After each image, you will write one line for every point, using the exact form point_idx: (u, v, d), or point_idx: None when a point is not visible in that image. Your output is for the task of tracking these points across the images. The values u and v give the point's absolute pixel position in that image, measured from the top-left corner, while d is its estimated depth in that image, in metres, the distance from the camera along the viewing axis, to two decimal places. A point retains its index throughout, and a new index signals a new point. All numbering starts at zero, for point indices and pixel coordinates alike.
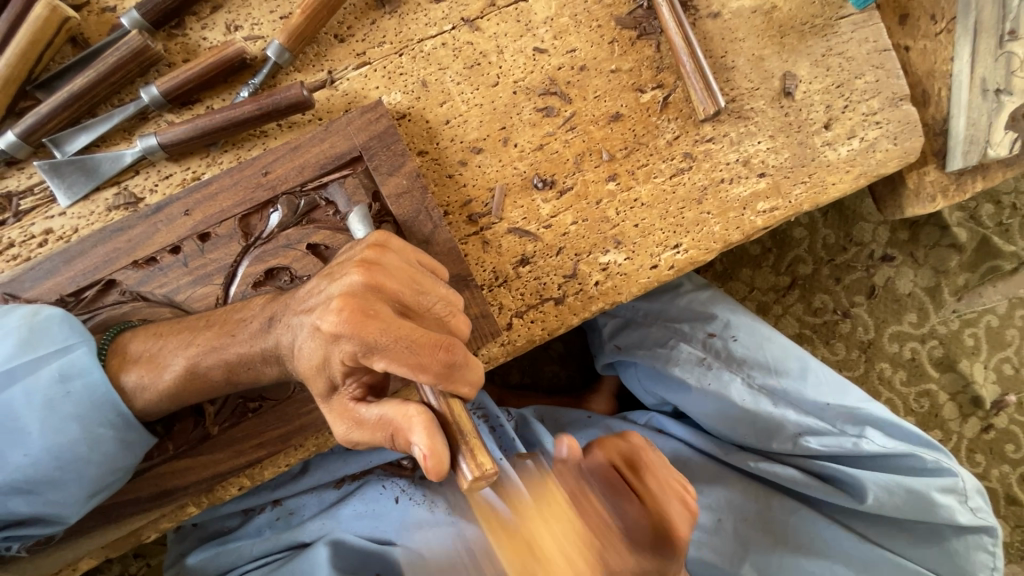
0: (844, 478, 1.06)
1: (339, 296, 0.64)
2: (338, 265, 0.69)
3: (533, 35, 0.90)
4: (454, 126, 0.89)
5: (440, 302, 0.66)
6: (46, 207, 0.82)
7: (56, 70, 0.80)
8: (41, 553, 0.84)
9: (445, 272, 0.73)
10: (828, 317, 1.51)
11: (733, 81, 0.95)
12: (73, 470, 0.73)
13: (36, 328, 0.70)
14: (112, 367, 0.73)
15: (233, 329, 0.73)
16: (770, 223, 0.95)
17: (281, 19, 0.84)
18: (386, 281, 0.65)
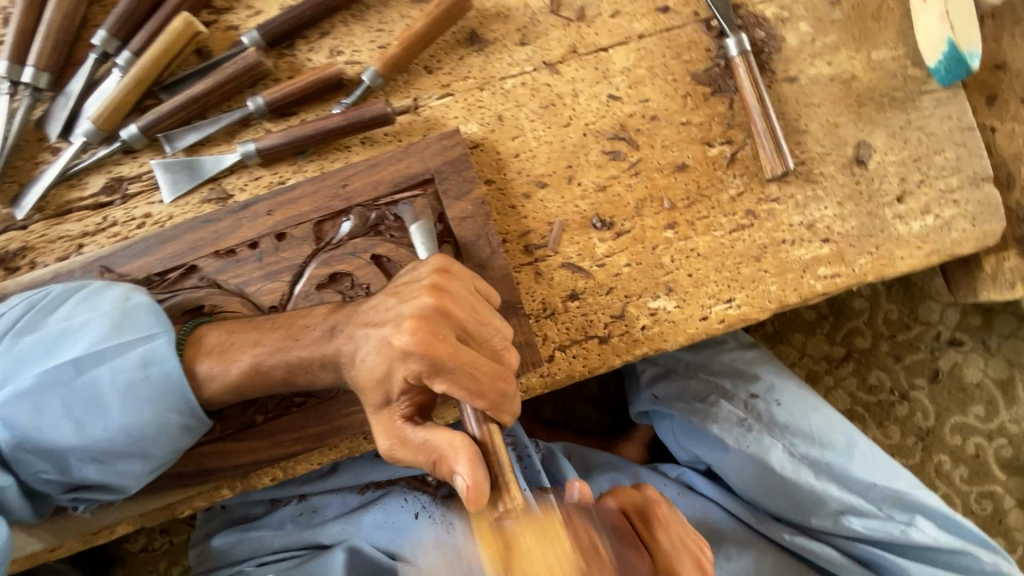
0: (888, 565, 1.00)
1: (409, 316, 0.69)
2: (403, 284, 0.74)
3: (609, 83, 0.94)
4: (522, 160, 0.93)
5: (496, 335, 0.72)
6: (148, 193, 0.90)
7: (180, 75, 0.89)
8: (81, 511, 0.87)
9: (497, 298, 0.77)
10: (883, 396, 1.46)
11: (805, 144, 0.95)
12: (143, 444, 0.78)
13: (127, 313, 0.76)
14: (189, 357, 0.78)
15: (296, 333, 0.78)
16: (830, 289, 0.93)
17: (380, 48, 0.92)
18: (453, 307, 0.70)
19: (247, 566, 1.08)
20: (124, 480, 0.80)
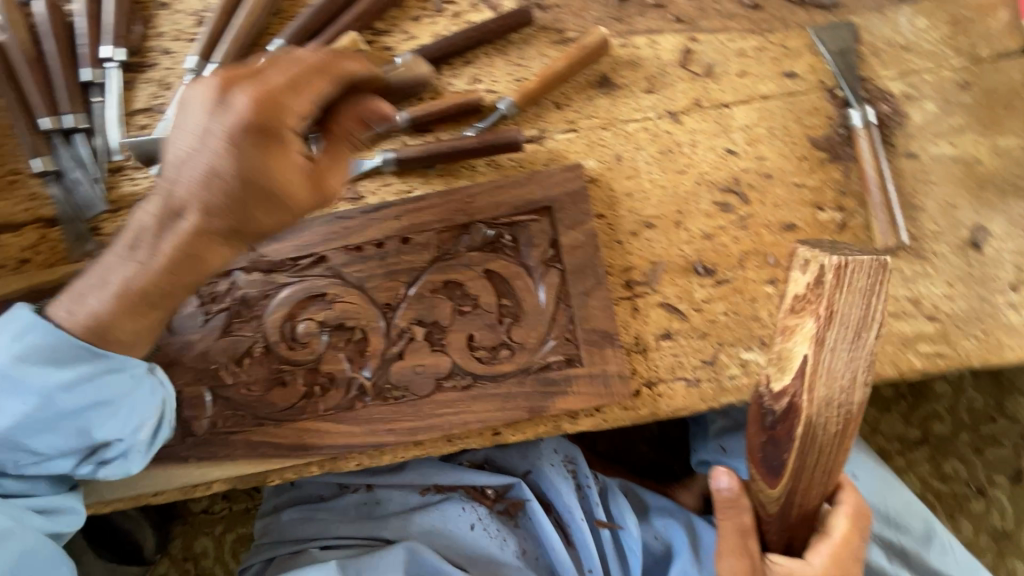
0: None
1: (292, 150, 0.73)
2: (213, 114, 0.71)
3: (728, 137, 0.98)
4: (634, 199, 0.97)
5: (278, 86, 0.72)
6: None
7: None
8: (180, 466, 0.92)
9: (267, 69, 0.73)
10: (958, 488, 1.40)
11: (919, 221, 0.95)
12: (93, 393, 0.78)
13: (7, 323, 0.77)
14: (45, 314, 0.78)
15: (270, 145, 0.71)
16: (930, 368, 0.92)
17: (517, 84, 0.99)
18: (260, 88, 0.71)
19: (312, 546, 1.13)
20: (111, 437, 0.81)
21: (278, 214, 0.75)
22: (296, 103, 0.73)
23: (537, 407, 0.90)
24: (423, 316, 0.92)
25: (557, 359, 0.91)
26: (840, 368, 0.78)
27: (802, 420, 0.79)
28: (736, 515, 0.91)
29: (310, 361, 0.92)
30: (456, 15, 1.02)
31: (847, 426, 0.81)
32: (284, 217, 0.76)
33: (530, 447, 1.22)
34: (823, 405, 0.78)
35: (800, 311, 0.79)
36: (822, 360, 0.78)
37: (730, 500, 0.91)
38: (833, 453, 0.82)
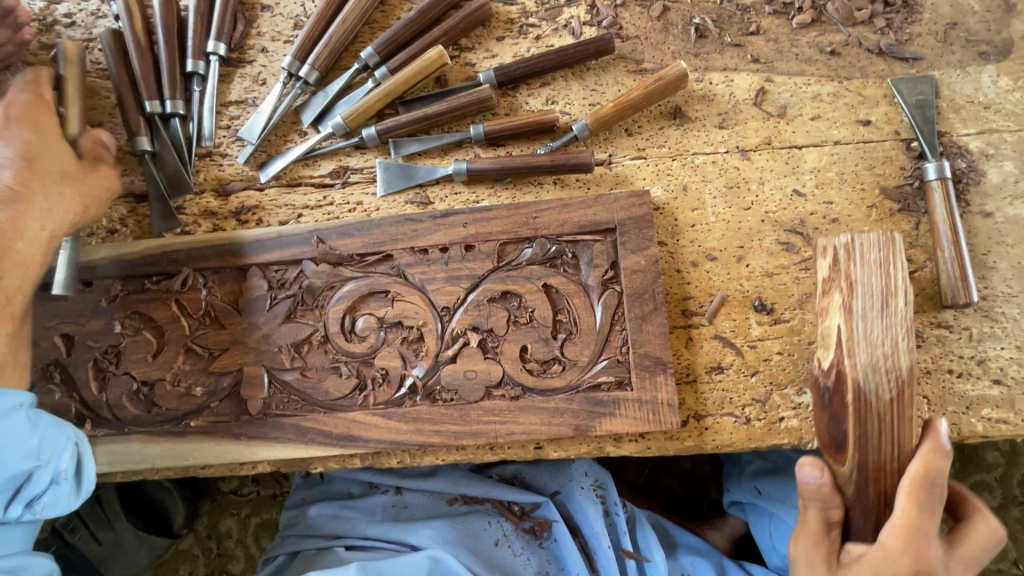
0: None
1: (55, 139, 0.91)
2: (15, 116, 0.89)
3: (797, 178, 0.98)
4: (697, 231, 0.98)
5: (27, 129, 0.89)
6: (365, 185, 1.04)
7: (419, 96, 1.04)
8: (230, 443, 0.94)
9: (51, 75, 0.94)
10: (1005, 566, 1.33)
11: (990, 281, 0.93)
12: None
13: None
14: None
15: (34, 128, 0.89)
16: (993, 433, 0.89)
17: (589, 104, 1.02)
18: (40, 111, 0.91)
19: (336, 544, 1.13)
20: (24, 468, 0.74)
21: (56, 190, 0.88)
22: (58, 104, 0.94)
23: (584, 427, 0.90)
24: (479, 323, 0.94)
25: (607, 380, 0.91)
26: (878, 335, 0.72)
27: (849, 385, 0.74)
28: (821, 509, 0.82)
29: (364, 354, 0.95)
30: (538, 38, 1.06)
31: (902, 389, 0.74)
32: (66, 191, 0.89)
33: (562, 468, 1.23)
34: (869, 369, 0.73)
35: (829, 289, 0.75)
36: (857, 329, 0.72)
37: (821, 495, 0.81)
38: (894, 414, 0.74)
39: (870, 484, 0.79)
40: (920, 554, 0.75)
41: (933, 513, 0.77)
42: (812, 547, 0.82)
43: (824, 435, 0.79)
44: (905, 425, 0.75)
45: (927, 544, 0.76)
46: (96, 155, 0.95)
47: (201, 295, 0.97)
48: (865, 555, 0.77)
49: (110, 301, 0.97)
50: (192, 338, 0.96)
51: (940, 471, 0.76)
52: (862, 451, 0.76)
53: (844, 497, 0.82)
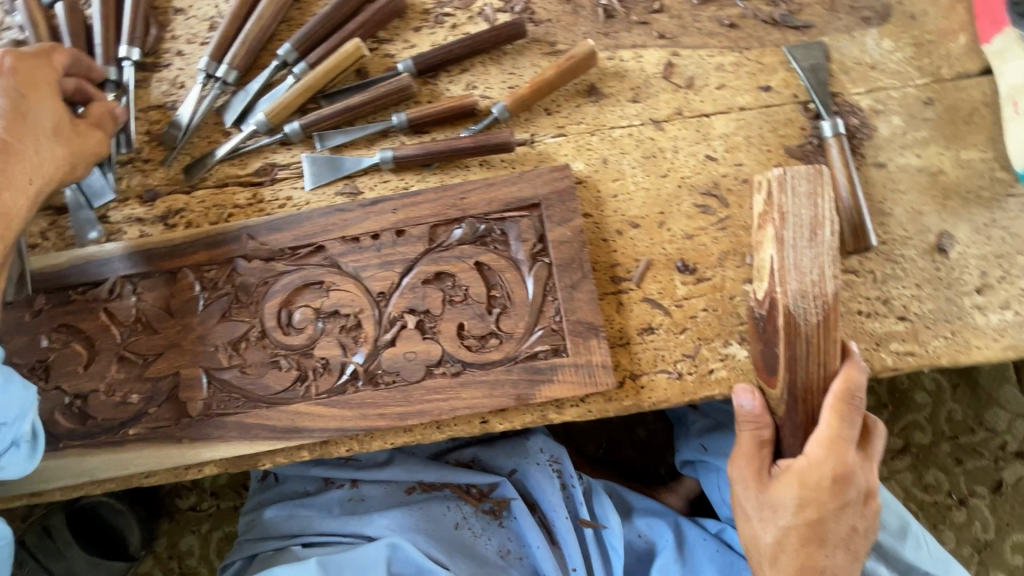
0: None
1: (43, 95, 0.88)
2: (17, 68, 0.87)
3: (708, 144, 1.04)
4: (619, 200, 1.02)
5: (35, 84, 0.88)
6: (294, 180, 1.04)
7: (341, 89, 1.06)
8: (170, 447, 0.93)
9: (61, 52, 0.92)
10: (940, 498, 1.42)
11: (888, 226, 1.00)
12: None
13: None
14: None
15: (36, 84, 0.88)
16: (902, 365, 0.96)
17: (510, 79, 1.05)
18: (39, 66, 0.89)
19: (293, 543, 1.14)
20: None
21: (46, 146, 0.87)
22: (54, 63, 0.91)
23: (524, 395, 0.93)
24: (415, 305, 0.96)
25: (544, 349, 0.94)
26: (806, 263, 0.77)
27: (782, 310, 0.79)
28: (755, 429, 0.87)
29: (304, 346, 0.95)
30: (454, 27, 1.09)
31: (828, 314, 0.80)
32: (57, 148, 0.89)
33: (518, 446, 1.25)
34: (799, 294, 0.78)
35: (764, 222, 0.79)
36: (789, 258, 0.77)
37: (756, 418, 0.87)
38: (823, 337, 0.80)
39: (799, 403, 0.84)
40: (840, 461, 0.83)
41: (853, 424, 0.83)
42: (748, 463, 0.87)
43: (759, 360, 0.86)
44: (830, 346, 0.81)
45: (846, 452, 0.83)
46: (87, 123, 0.94)
47: (129, 301, 0.96)
48: (792, 465, 0.84)
49: (34, 316, 0.95)
50: (124, 345, 0.95)
51: (859, 386, 0.83)
52: (794, 371, 0.82)
53: (778, 417, 0.87)
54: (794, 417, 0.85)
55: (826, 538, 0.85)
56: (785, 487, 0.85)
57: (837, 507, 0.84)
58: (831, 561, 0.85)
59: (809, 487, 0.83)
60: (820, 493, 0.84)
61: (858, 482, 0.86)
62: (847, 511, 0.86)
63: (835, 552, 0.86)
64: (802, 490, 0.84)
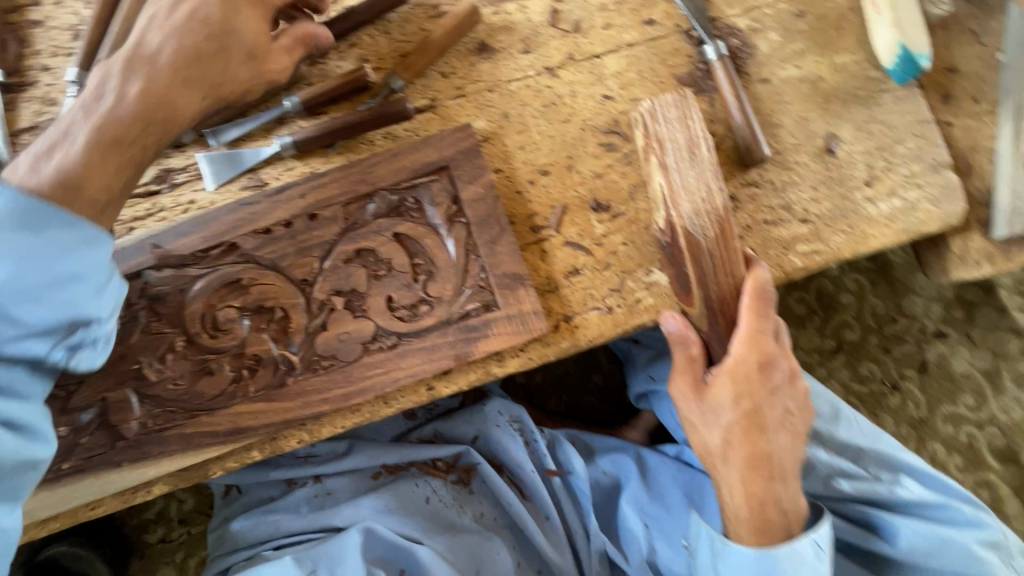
0: (880, 522, 1.06)
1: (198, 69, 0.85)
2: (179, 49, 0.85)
3: (603, 85, 1.06)
4: (527, 151, 1.04)
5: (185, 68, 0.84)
6: (194, 182, 1.01)
7: None
8: (111, 472, 0.90)
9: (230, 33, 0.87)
10: (876, 387, 1.54)
11: (779, 136, 1.06)
12: (69, 267, 0.73)
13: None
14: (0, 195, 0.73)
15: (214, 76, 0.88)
16: (809, 264, 1.02)
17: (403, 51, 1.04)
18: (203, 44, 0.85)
19: (265, 548, 1.14)
20: (90, 310, 0.76)
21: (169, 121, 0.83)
22: (198, 40, 0.85)
23: (463, 354, 0.94)
24: (341, 286, 0.95)
25: (475, 307, 0.96)
26: (691, 182, 0.79)
27: (680, 233, 0.80)
28: (684, 348, 0.91)
29: (234, 347, 0.93)
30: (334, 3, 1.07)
31: (723, 226, 0.82)
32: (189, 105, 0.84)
33: (475, 413, 1.28)
34: (694, 213, 0.80)
35: (648, 155, 0.82)
36: (677, 182, 0.79)
37: (681, 339, 0.91)
38: (723, 246, 0.82)
39: (718, 315, 0.86)
40: (763, 350, 0.87)
41: (768, 316, 0.86)
42: (683, 378, 0.91)
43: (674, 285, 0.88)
44: (732, 255, 0.83)
45: (768, 343, 0.87)
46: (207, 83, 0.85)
47: None
48: (722, 368, 0.87)
49: None
50: None
51: (767, 281, 0.86)
52: (705, 287, 0.84)
53: (703, 333, 0.89)
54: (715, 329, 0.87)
55: (765, 423, 0.91)
56: (721, 389, 0.88)
57: (768, 392, 0.89)
58: (775, 444, 0.91)
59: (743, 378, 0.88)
60: (751, 386, 0.88)
61: (782, 366, 0.90)
62: (778, 395, 0.91)
63: (775, 435, 0.91)
64: (736, 387, 0.88)
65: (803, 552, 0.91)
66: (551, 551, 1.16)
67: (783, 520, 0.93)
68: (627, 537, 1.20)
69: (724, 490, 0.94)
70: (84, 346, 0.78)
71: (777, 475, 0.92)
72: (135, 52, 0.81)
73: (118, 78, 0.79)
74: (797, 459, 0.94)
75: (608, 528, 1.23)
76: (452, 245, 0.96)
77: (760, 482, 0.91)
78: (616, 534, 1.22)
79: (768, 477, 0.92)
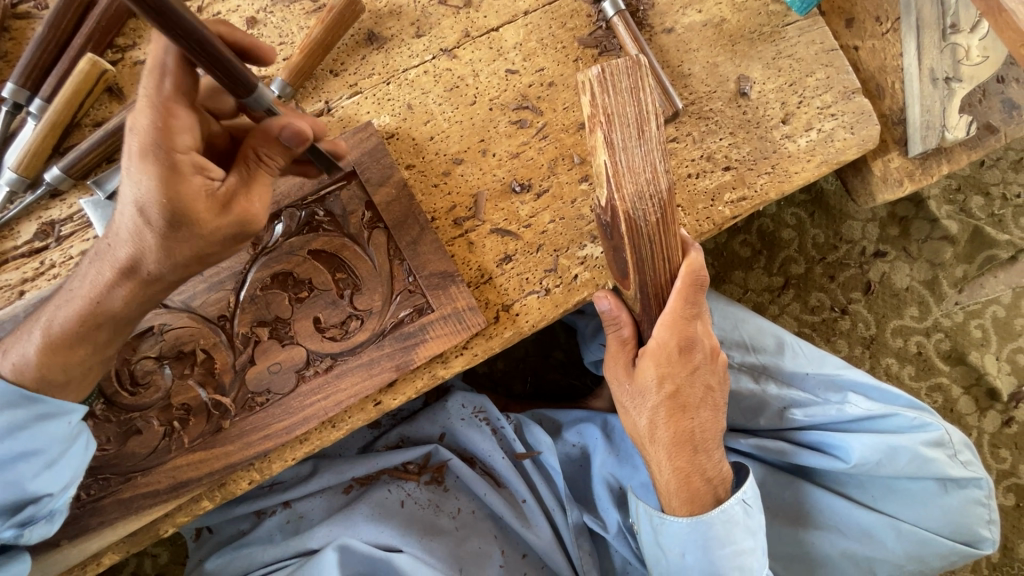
0: (833, 442, 1.07)
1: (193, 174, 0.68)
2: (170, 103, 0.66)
3: (505, 59, 1.01)
4: (437, 141, 0.99)
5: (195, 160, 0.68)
6: (83, 231, 0.93)
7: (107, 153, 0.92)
8: (50, 551, 0.85)
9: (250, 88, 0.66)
10: (826, 314, 1.58)
11: (691, 86, 1.04)
12: (24, 444, 0.77)
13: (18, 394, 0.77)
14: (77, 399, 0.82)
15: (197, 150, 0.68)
16: (738, 212, 1.02)
17: (232, 82, 0.64)
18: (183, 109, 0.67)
19: None
20: (39, 487, 0.78)
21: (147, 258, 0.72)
22: (178, 245, 0.69)
23: (403, 363, 0.91)
24: (263, 316, 0.90)
25: (408, 313, 0.92)
26: (638, 165, 0.77)
27: (622, 218, 0.78)
28: (615, 330, 0.93)
29: (160, 400, 0.87)
30: (201, 10, 0.98)
31: (666, 210, 0.80)
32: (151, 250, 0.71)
33: (438, 411, 1.25)
34: (637, 197, 0.77)
35: (593, 127, 0.76)
36: (621, 162, 0.76)
37: (613, 319, 0.93)
38: (662, 233, 0.81)
39: (651, 298, 0.87)
40: (683, 335, 0.88)
41: (696, 303, 0.88)
42: (615, 361, 0.94)
43: (613, 267, 0.87)
44: (671, 241, 0.83)
45: (689, 329, 0.88)
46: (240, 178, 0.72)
47: None
48: (646, 351, 0.89)
49: None
50: None
51: (701, 268, 0.87)
52: (642, 271, 0.83)
53: (635, 313, 0.91)
54: (644, 310, 0.88)
55: (688, 403, 0.94)
56: (646, 372, 0.90)
57: (688, 373, 0.92)
58: (698, 420, 0.95)
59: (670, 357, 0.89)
60: (673, 368, 0.90)
61: (704, 344, 0.93)
62: (699, 373, 0.93)
63: (697, 412, 0.94)
64: (659, 369, 0.90)
65: (733, 513, 0.95)
66: (529, 533, 1.16)
67: (709, 488, 0.97)
68: (603, 506, 1.19)
69: (655, 467, 0.98)
70: (38, 519, 0.80)
71: (701, 449, 0.95)
72: (157, 231, 0.68)
73: (106, 265, 0.73)
74: (719, 430, 0.98)
75: (583, 497, 1.23)
76: (373, 253, 0.92)
77: (686, 457, 0.95)
78: (592, 502, 1.22)
79: (694, 452, 0.95)
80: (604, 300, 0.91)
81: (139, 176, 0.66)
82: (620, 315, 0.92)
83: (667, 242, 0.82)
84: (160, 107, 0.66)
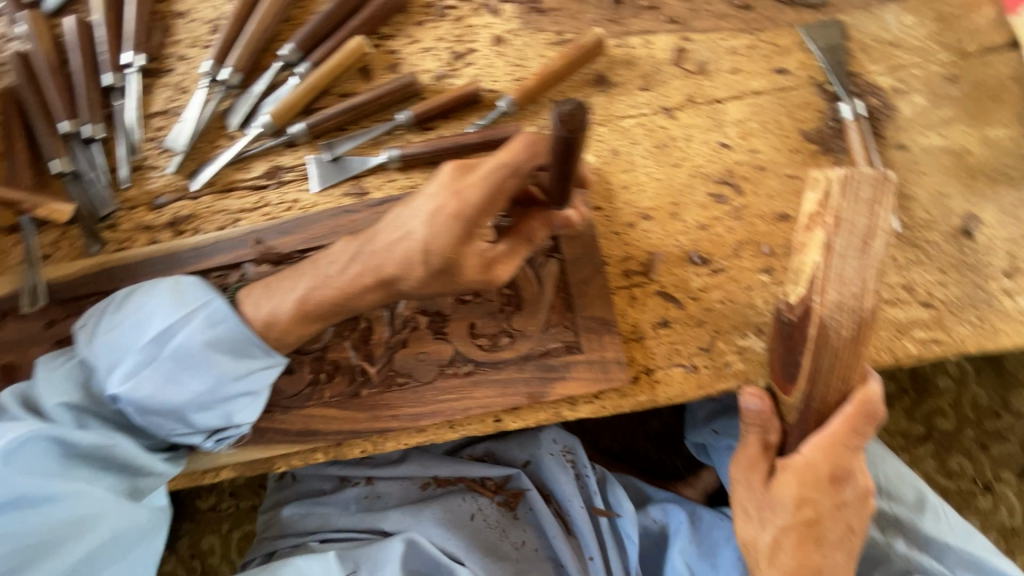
0: None
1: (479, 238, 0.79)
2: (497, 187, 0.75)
3: (722, 131, 1.01)
4: (631, 191, 1.00)
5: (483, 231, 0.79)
6: (299, 182, 1.03)
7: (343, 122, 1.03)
8: None
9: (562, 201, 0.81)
10: (965, 485, 1.39)
11: (911, 209, 0.97)
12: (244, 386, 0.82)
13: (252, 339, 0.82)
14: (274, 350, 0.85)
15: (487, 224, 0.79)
16: (927, 353, 0.93)
17: (558, 195, 0.79)
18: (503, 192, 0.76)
19: (313, 538, 1.16)
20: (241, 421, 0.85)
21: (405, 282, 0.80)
22: (438, 285, 0.81)
23: (537, 393, 0.92)
24: (426, 306, 0.94)
25: (556, 346, 0.93)
26: (850, 276, 0.73)
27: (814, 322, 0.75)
28: (761, 433, 0.86)
29: (314, 350, 0.93)
30: (458, 19, 1.07)
31: (861, 329, 0.76)
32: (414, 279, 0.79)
33: (530, 438, 1.25)
34: (837, 306, 0.74)
35: (813, 224, 0.74)
36: (833, 267, 0.73)
37: (761, 420, 0.85)
38: (849, 352, 0.77)
39: (810, 412, 0.82)
40: (838, 464, 0.82)
41: (861, 437, 0.81)
42: (750, 466, 0.87)
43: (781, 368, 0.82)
44: (854, 363, 0.78)
45: (846, 461, 0.82)
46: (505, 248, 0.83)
47: None
48: (789, 465, 0.82)
49: (48, 327, 0.97)
50: None
51: (877, 400, 0.80)
52: (815, 383, 0.79)
53: (784, 423, 0.86)
54: (798, 422, 0.83)
55: (823, 539, 0.86)
56: (785, 488, 0.83)
57: (834, 506, 0.85)
58: (825, 562, 0.87)
59: (817, 481, 0.83)
60: (817, 493, 0.83)
61: (855, 483, 0.85)
62: (844, 510, 0.86)
63: (819, 551, 0.86)
64: (799, 490, 0.83)
65: None
66: None
67: None
68: None
69: None
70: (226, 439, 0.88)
71: None
72: (431, 269, 0.78)
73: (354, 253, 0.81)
74: None
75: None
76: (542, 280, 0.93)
77: None
78: None
79: None
80: (756, 399, 0.84)
81: (441, 222, 0.76)
82: (767, 420, 0.85)
83: (852, 365, 0.78)
84: (494, 189, 0.75)
